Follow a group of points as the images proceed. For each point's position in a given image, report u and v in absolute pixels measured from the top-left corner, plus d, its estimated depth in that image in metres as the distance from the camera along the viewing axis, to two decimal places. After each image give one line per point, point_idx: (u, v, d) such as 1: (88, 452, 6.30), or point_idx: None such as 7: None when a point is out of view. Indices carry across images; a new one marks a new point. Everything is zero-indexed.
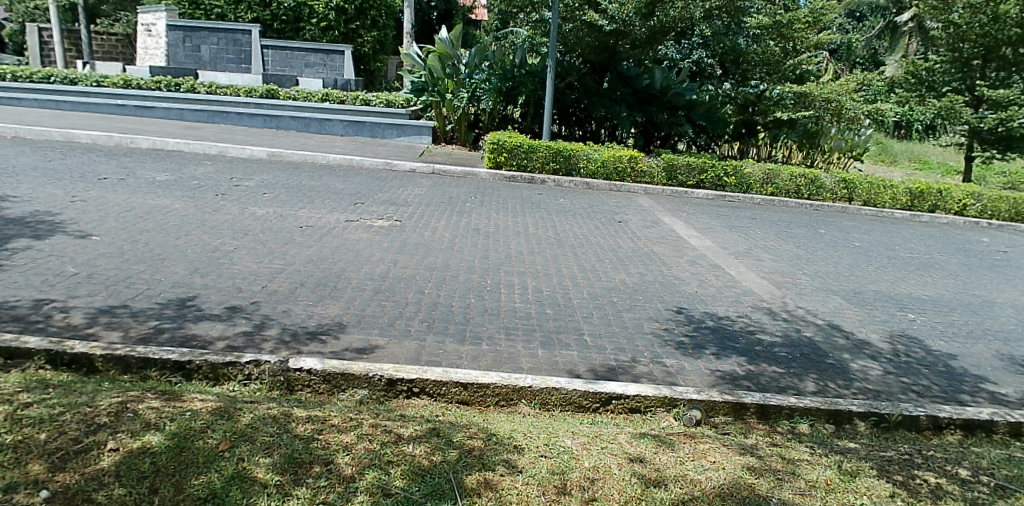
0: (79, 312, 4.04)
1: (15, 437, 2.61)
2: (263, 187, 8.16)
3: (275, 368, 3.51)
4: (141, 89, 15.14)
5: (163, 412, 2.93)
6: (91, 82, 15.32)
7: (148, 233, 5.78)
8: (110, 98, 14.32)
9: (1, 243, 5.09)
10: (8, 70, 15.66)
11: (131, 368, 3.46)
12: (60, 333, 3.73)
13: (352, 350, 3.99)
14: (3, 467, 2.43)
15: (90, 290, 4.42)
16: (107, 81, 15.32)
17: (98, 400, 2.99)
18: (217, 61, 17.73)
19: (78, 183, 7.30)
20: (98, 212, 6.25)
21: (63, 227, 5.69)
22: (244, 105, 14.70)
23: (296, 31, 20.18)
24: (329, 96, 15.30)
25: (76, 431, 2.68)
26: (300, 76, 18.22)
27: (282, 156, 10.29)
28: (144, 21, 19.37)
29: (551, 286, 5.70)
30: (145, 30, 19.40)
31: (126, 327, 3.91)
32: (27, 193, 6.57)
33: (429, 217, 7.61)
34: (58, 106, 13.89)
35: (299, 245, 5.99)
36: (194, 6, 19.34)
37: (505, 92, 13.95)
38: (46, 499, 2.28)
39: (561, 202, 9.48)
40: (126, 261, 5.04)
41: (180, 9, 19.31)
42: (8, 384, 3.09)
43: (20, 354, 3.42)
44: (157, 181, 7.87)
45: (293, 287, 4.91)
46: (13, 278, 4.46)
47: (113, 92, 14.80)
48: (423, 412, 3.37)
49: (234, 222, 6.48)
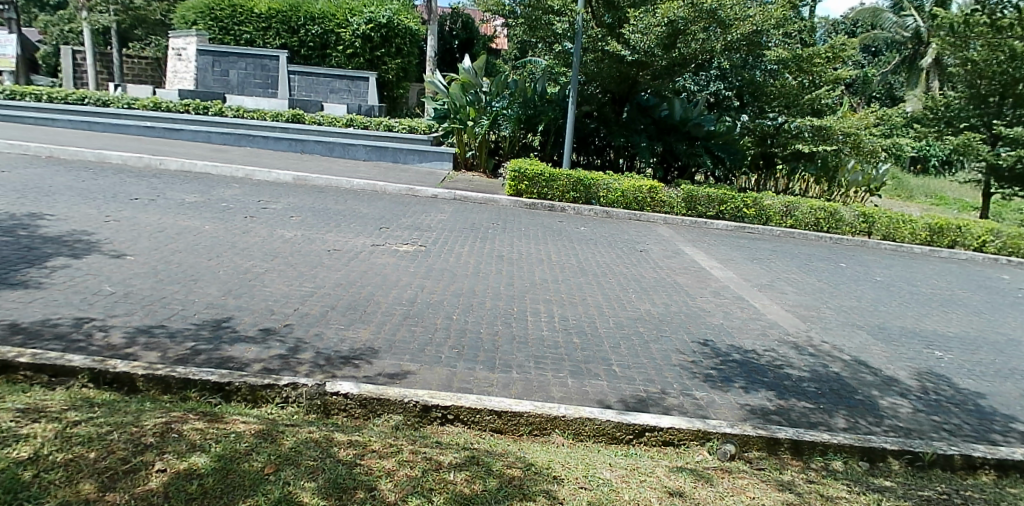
0: (118, 331, 4.10)
1: (65, 455, 2.66)
2: (291, 210, 8.28)
3: (312, 391, 3.56)
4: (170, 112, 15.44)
5: (207, 433, 2.98)
6: (122, 104, 15.66)
7: (181, 254, 5.88)
8: (139, 121, 14.70)
9: (39, 262, 5.18)
10: (42, 91, 16.09)
11: (171, 388, 3.50)
12: (101, 352, 3.78)
13: (385, 375, 4.04)
14: (52, 485, 2.48)
15: (128, 309, 4.49)
16: (138, 103, 15.61)
17: (144, 420, 3.05)
18: (245, 85, 18.12)
19: (111, 203, 7.45)
20: (131, 233, 6.36)
21: (99, 247, 5.80)
22: (269, 130, 14.99)
23: (322, 57, 20.53)
24: (354, 120, 15.59)
25: (124, 451, 2.73)
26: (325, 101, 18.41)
27: (308, 180, 10.43)
28: (176, 46, 19.97)
29: (576, 314, 5.73)
30: (177, 54, 20.06)
31: (164, 347, 3.95)
32: (64, 213, 6.72)
33: (454, 243, 7.68)
34: (90, 127, 14.23)
35: (327, 268, 6.07)
36: (225, 32, 19.91)
37: (526, 120, 14.08)
38: None
39: (581, 231, 9.56)
40: (160, 281, 5.12)
41: (211, 35, 19.84)
42: (54, 402, 3.16)
43: (64, 372, 3.47)
44: (187, 202, 8.02)
45: (324, 311, 4.97)
46: (53, 296, 4.53)
47: (144, 114, 15.14)
48: (458, 439, 3.39)
49: (264, 244, 6.57)
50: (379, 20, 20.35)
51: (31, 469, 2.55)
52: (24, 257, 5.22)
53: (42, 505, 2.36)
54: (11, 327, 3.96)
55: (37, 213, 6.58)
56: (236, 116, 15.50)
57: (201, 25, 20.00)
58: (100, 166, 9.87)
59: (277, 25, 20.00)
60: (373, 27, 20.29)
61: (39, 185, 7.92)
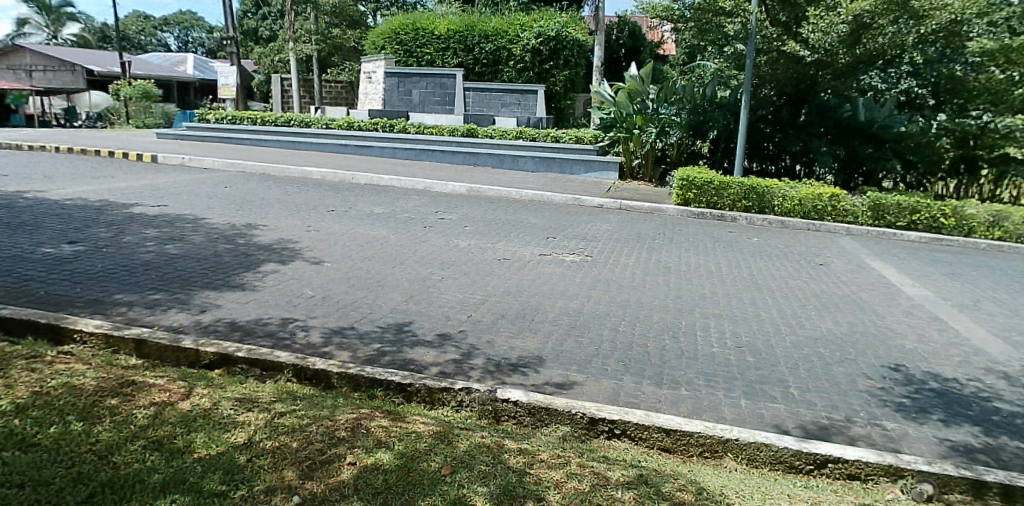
0: (317, 331, 4.57)
1: (274, 443, 3.02)
2: (463, 221, 8.71)
3: (484, 397, 3.70)
4: (361, 131, 16.90)
5: (391, 431, 3.22)
6: (321, 124, 17.50)
7: (370, 262, 6.45)
8: (335, 140, 16.41)
9: (256, 267, 5.95)
10: (259, 116, 18.51)
11: (360, 386, 3.82)
12: (302, 349, 4.23)
13: (552, 384, 4.07)
14: (263, 470, 2.82)
15: (324, 312, 5.00)
16: (333, 124, 17.30)
17: (337, 415, 3.36)
18: (425, 103, 19.56)
19: (312, 215, 8.40)
20: (329, 242, 7.11)
21: (303, 254, 6.55)
22: (445, 144, 15.97)
23: (495, 73, 21.47)
24: (523, 133, 15.81)
25: (321, 443, 3.03)
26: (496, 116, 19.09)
27: (480, 191, 10.92)
28: (367, 70, 22.12)
29: (749, 331, 5.36)
30: (367, 77, 22.10)
31: (354, 348, 4.34)
32: (276, 224, 7.69)
33: (619, 253, 7.60)
34: (296, 146, 16.23)
35: (498, 276, 6.31)
36: (408, 54, 21.79)
37: (695, 126, 13.64)
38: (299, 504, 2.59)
39: (754, 241, 8.97)
40: (352, 287, 5.64)
41: (397, 58, 21.85)
42: (265, 393, 3.60)
43: (273, 367, 3.86)
44: (374, 213, 8.80)
45: (495, 318, 5.15)
46: (266, 297, 5.18)
47: (339, 134, 16.87)
48: (625, 455, 3.31)
49: (441, 253, 7.00)
50: (548, 34, 20.78)
51: (247, 455, 2.92)
52: (244, 263, 6.03)
53: (255, 487, 2.69)
54: (231, 324, 4.52)
55: (253, 223, 7.59)
56: (417, 132, 16.64)
57: (388, 49, 22.05)
58: (304, 181, 11.14)
59: (455, 45, 21.31)
60: (543, 41, 20.83)
61: (256, 199, 9.13)
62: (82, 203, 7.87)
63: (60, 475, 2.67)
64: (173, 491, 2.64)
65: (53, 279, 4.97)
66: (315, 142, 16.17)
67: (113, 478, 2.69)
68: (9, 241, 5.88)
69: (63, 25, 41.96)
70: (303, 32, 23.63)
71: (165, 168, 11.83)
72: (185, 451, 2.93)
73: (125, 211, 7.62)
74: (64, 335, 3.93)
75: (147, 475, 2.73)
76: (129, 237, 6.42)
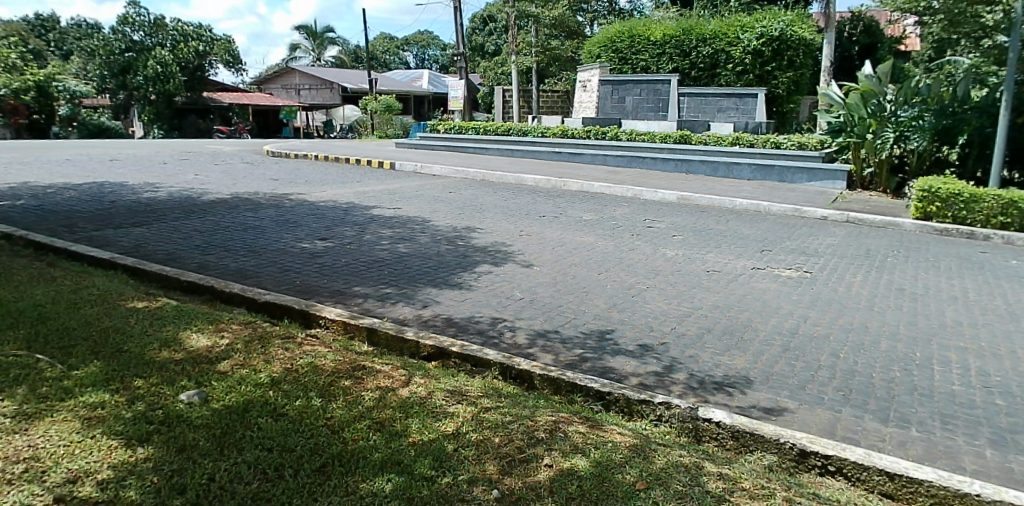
0: (523, 332, 4.72)
1: (478, 436, 3.16)
2: (674, 229, 8.51)
3: (685, 414, 3.53)
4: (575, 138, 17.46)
5: (588, 438, 3.20)
6: (537, 133, 18.38)
7: (576, 268, 6.53)
8: (549, 148, 17.13)
9: (470, 268, 6.30)
10: (481, 126, 19.69)
11: (561, 390, 3.86)
12: (509, 349, 4.40)
13: (759, 408, 3.77)
14: (468, 460, 2.95)
15: (531, 314, 5.14)
16: (549, 132, 18.15)
17: (537, 416, 3.43)
18: (638, 110, 19.45)
19: (526, 219, 8.79)
20: (538, 246, 7.34)
21: (514, 257, 6.83)
22: (656, 151, 15.87)
23: (711, 77, 20.75)
24: (740, 139, 15.18)
25: (521, 442, 3.11)
26: (712, 121, 18.74)
27: (690, 199, 10.66)
28: (581, 79, 21.90)
29: (1003, 370, 4.49)
30: (581, 86, 21.82)
31: (557, 351, 4.41)
32: (491, 227, 8.14)
33: (844, 271, 6.85)
34: (513, 153, 17.33)
35: (705, 288, 6.03)
36: (623, 61, 21.75)
37: (943, 131, 11.74)
38: (497, 498, 2.66)
39: (1013, 265, 7.53)
40: (558, 291, 5.74)
41: (611, 65, 21.91)
42: (473, 387, 3.79)
43: (481, 363, 4.07)
44: (584, 220, 8.95)
45: (700, 332, 4.91)
46: (479, 297, 5.44)
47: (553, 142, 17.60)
48: (840, 495, 2.93)
49: (648, 261, 6.89)
50: (770, 34, 19.72)
51: (454, 444, 3.09)
52: (461, 263, 6.43)
53: (459, 476, 2.81)
54: (447, 320, 4.82)
55: (472, 226, 8.11)
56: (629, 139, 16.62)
57: (604, 58, 22.03)
58: (520, 187, 11.74)
59: (670, 50, 20.97)
60: (765, 42, 19.78)
61: (476, 204, 9.77)
62: (333, 205, 9.04)
63: (301, 444, 3.02)
64: (389, 470, 2.85)
65: (307, 270, 5.74)
66: (530, 150, 17.04)
67: (341, 452, 2.99)
68: (277, 236, 6.92)
69: (325, 48, 48.67)
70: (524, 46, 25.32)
71: (399, 174, 13.24)
72: (402, 434, 3.17)
73: (366, 212, 8.58)
74: (313, 319, 4.51)
75: (368, 453, 2.99)
76: (367, 236, 7.19)
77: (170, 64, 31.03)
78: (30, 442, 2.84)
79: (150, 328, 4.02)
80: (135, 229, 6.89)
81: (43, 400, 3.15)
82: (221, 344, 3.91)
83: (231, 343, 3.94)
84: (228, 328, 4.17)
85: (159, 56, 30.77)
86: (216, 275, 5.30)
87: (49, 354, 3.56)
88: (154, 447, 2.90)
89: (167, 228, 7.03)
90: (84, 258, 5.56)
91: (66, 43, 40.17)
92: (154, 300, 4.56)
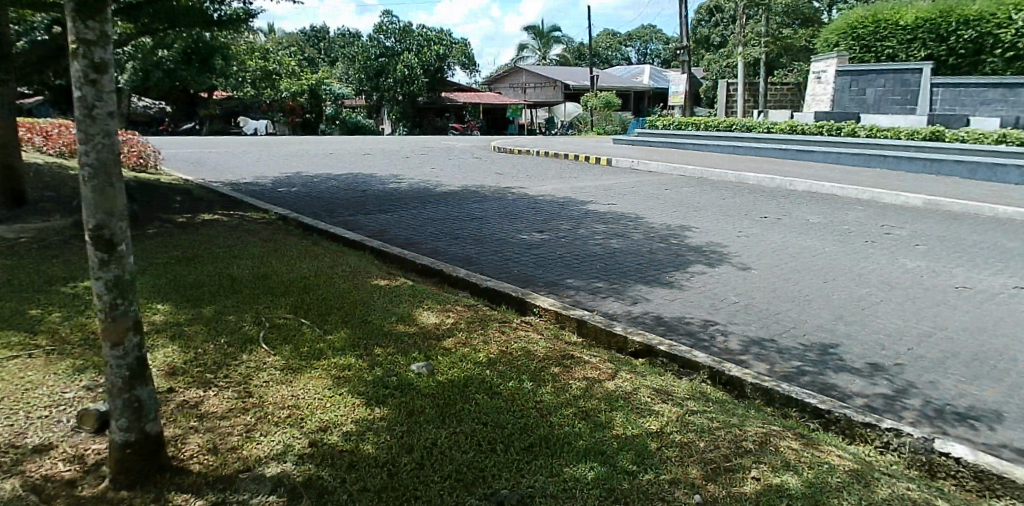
0: (736, 339, 4.47)
1: (682, 438, 3.11)
2: (918, 239, 7.55)
3: (918, 444, 3.14)
4: (805, 134, 16.20)
5: (801, 455, 2.99)
6: (762, 128, 17.30)
7: (798, 273, 6.04)
8: (775, 145, 16.27)
9: (682, 267, 6.01)
10: (702, 121, 19.05)
11: (774, 402, 3.63)
12: (719, 354, 4.22)
13: (1013, 450, 3.22)
14: (671, 461, 2.91)
15: (745, 319, 4.84)
16: (775, 127, 16.95)
17: (746, 425, 3.29)
18: (881, 103, 17.58)
19: (746, 220, 8.36)
20: (757, 248, 6.90)
21: (730, 259, 6.40)
22: (903, 149, 14.00)
23: (974, 64, 17.98)
24: (1007, 136, 12.84)
25: (727, 450, 3.00)
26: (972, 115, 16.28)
27: (940, 205, 9.42)
28: (816, 69, 19.81)
29: None
30: (816, 77, 19.84)
31: (772, 361, 4.15)
32: (709, 226, 7.81)
33: None
34: (736, 151, 17.07)
35: (954, 307, 5.28)
36: (867, 49, 19.58)
37: None
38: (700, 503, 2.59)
39: None
40: (778, 297, 5.35)
41: (851, 54, 19.89)
42: (679, 388, 3.72)
43: (689, 365, 3.98)
44: (810, 223, 8.30)
45: (943, 357, 4.31)
46: (691, 298, 5.19)
47: (780, 138, 16.45)
48: None
49: (882, 272, 6.19)
50: None
51: (657, 442, 3.07)
52: (674, 262, 6.15)
53: (661, 475, 2.79)
54: (657, 318, 4.74)
55: (687, 226, 7.82)
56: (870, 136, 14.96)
57: (843, 45, 20.10)
58: (741, 186, 11.41)
59: (924, 35, 18.50)
60: None
61: (692, 203, 9.45)
62: (550, 199, 9.32)
63: (512, 422, 3.21)
64: (592, 459, 2.92)
65: (524, 260, 5.99)
66: (754, 147, 16.57)
67: (548, 435, 3.11)
68: (498, 227, 7.31)
69: (552, 48, 50.41)
70: (752, 36, 24.35)
71: (618, 170, 13.46)
72: (606, 425, 3.22)
73: (582, 207, 8.70)
74: (527, 306, 4.71)
75: (574, 439, 3.08)
76: (582, 230, 7.27)
77: (416, 68, 34.46)
78: (294, 392, 3.36)
79: (387, 303, 4.52)
80: (381, 216, 7.75)
81: (304, 357, 3.68)
82: (446, 323, 4.26)
83: (454, 322, 4.29)
84: (452, 309, 4.54)
85: (406, 61, 34.17)
86: (442, 260, 5.78)
87: (310, 319, 4.18)
88: (389, 408, 3.27)
89: (406, 216, 7.80)
90: (339, 239, 6.38)
91: (331, 50, 44.49)
92: (393, 279, 5.09)
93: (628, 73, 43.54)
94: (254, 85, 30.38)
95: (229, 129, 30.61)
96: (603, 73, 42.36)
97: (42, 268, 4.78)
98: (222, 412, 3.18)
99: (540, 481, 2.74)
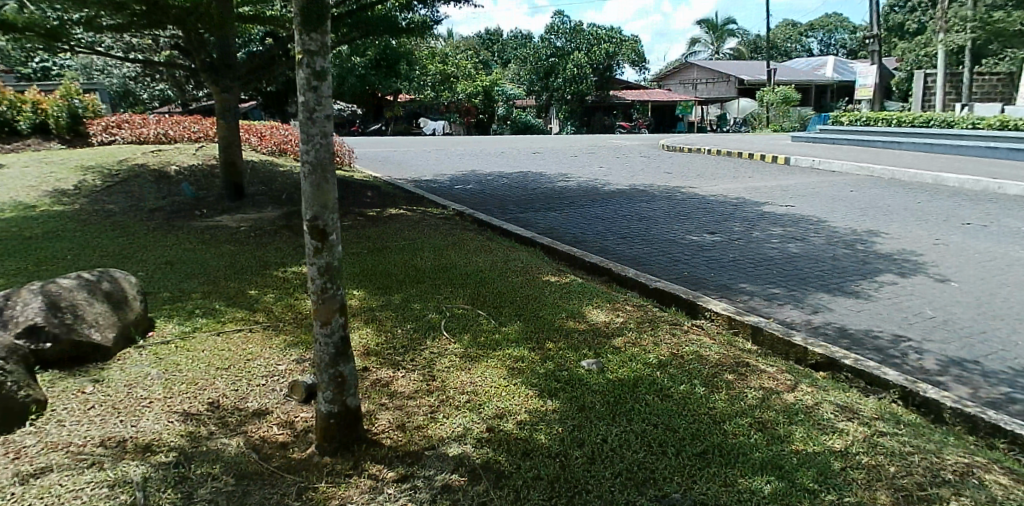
0: (932, 358, 4.03)
1: (870, 460, 2.87)
2: None
3: None
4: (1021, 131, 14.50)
5: (1012, 493, 2.64)
6: (966, 123, 16.05)
7: (1009, 289, 5.30)
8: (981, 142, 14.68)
9: (870, 275, 5.54)
10: (895, 116, 18.42)
11: (978, 430, 3.22)
12: (913, 373, 3.82)
13: None
14: (857, 483, 2.69)
15: (944, 337, 4.35)
16: (983, 123, 15.65)
17: (946, 454, 2.96)
18: None
19: (944, 227, 7.49)
20: (958, 259, 6.14)
21: (925, 269, 5.79)
22: None
23: None
24: None
25: (922, 477, 2.73)
26: None
27: None
28: None
29: None
30: None
31: (976, 385, 3.69)
32: (899, 233, 7.13)
33: None
34: (932, 149, 15.43)
35: None
36: None
37: None
38: None
39: None
40: (983, 315, 4.75)
41: None
42: (866, 406, 3.42)
43: (878, 383, 3.65)
44: None
45: None
46: (878, 309, 4.79)
47: (989, 134, 14.97)
48: None
49: None
50: None
51: (841, 462, 2.86)
52: (859, 270, 5.68)
53: (846, 497, 2.59)
54: (840, 330, 4.40)
55: (876, 231, 7.15)
56: None
57: None
58: (938, 188, 10.35)
59: None
60: None
61: (881, 206, 8.70)
62: (722, 199, 8.94)
63: (684, 426, 3.14)
64: (769, 472, 2.78)
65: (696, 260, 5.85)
66: (954, 145, 14.92)
67: (722, 443, 3.00)
68: (667, 227, 7.14)
69: (725, 40, 47.93)
70: (957, 21, 21.98)
71: (796, 170, 12.78)
72: (785, 439, 3.04)
73: (757, 208, 8.24)
74: (697, 310, 4.57)
75: (750, 451, 2.94)
76: (757, 232, 6.88)
77: (585, 66, 33.38)
78: (472, 379, 3.53)
79: (558, 299, 4.61)
80: (550, 214, 7.91)
81: (481, 346, 3.87)
82: (616, 321, 4.29)
83: (624, 322, 4.29)
84: (623, 308, 4.55)
85: (576, 60, 33.20)
86: (609, 258, 5.78)
87: (486, 310, 4.39)
88: (560, 402, 3.33)
89: (576, 213, 7.94)
90: (510, 235, 6.62)
91: (504, 51, 44.54)
92: (563, 275, 5.21)
93: (809, 65, 40.23)
94: (434, 88, 32.47)
95: (411, 128, 32.51)
96: (781, 67, 39.35)
97: (260, 253, 5.45)
98: (409, 392, 3.43)
99: (712, 489, 2.65)
